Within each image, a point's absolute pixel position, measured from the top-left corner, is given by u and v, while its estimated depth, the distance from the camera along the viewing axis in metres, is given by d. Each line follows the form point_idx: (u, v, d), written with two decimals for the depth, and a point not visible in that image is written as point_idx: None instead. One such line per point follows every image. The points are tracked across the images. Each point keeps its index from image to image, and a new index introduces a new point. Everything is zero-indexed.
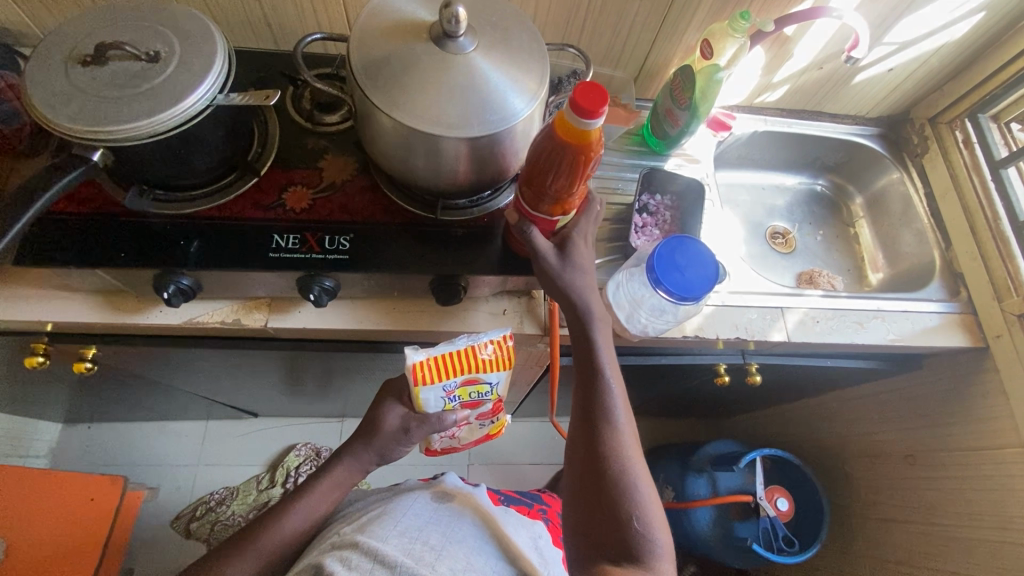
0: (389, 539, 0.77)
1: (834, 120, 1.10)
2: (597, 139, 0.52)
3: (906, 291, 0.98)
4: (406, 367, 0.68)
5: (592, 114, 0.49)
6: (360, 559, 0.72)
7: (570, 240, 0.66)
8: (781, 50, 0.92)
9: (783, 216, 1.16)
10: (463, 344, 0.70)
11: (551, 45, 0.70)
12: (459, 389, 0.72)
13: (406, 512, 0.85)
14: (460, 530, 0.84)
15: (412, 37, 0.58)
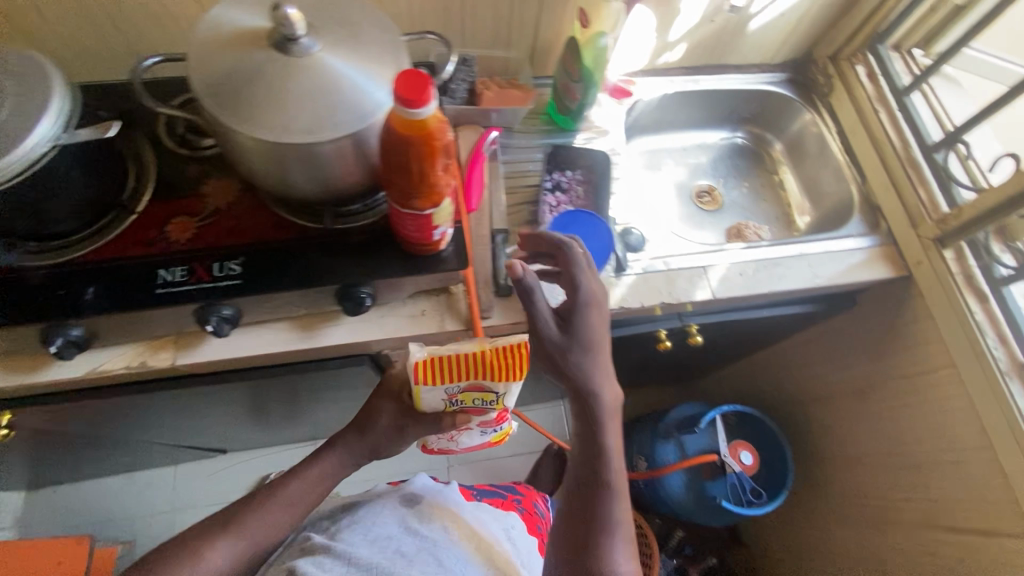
0: (362, 543, 0.76)
1: (740, 71, 1.09)
2: (437, 126, 0.49)
3: (829, 232, 0.98)
4: (409, 363, 0.63)
5: (417, 101, 0.46)
6: (332, 562, 0.72)
7: (576, 306, 0.69)
8: (667, 9, 0.91)
9: (707, 173, 1.16)
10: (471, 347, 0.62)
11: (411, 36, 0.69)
12: (464, 394, 0.65)
13: (378, 513, 0.82)
14: (435, 527, 0.81)
15: (252, 47, 0.56)
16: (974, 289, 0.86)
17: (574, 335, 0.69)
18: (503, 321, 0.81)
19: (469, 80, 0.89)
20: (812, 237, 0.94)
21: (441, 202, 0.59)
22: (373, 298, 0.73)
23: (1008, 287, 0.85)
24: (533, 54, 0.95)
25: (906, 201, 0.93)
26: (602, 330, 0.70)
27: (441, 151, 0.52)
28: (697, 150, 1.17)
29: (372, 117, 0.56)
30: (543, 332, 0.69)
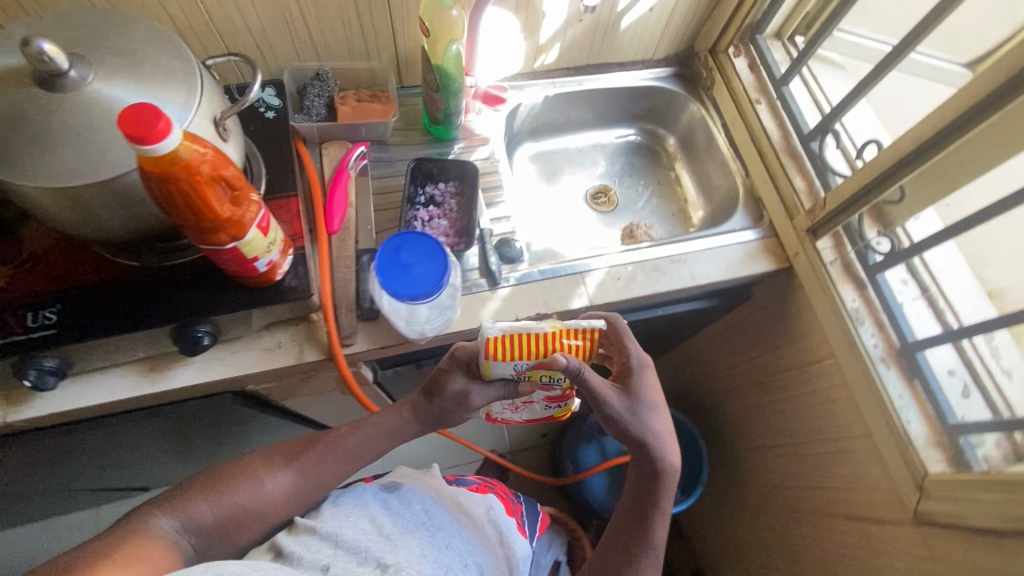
0: (343, 521, 0.64)
1: (623, 68, 1.08)
2: (179, 154, 0.47)
3: (716, 226, 0.97)
4: (479, 339, 0.60)
5: (138, 133, 0.44)
6: (317, 542, 0.60)
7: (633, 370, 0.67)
8: (528, 11, 0.89)
9: (603, 174, 1.15)
10: (537, 325, 0.60)
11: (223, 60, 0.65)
12: (530, 370, 0.63)
13: (354, 495, 0.71)
14: (418, 510, 0.72)
15: (15, 85, 0.51)
16: (850, 277, 0.86)
17: (640, 405, 0.67)
18: (369, 345, 0.78)
19: (325, 94, 0.86)
20: (694, 235, 0.93)
21: (244, 236, 0.56)
22: (214, 335, 0.69)
23: (882, 274, 0.84)
24: (397, 64, 0.92)
25: (782, 193, 0.93)
26: (660, 399, 0.69)
27: (205, 180, 0.49)
28: (592, 151, 1.16)
29: None
30: (608, 395, 0.65)
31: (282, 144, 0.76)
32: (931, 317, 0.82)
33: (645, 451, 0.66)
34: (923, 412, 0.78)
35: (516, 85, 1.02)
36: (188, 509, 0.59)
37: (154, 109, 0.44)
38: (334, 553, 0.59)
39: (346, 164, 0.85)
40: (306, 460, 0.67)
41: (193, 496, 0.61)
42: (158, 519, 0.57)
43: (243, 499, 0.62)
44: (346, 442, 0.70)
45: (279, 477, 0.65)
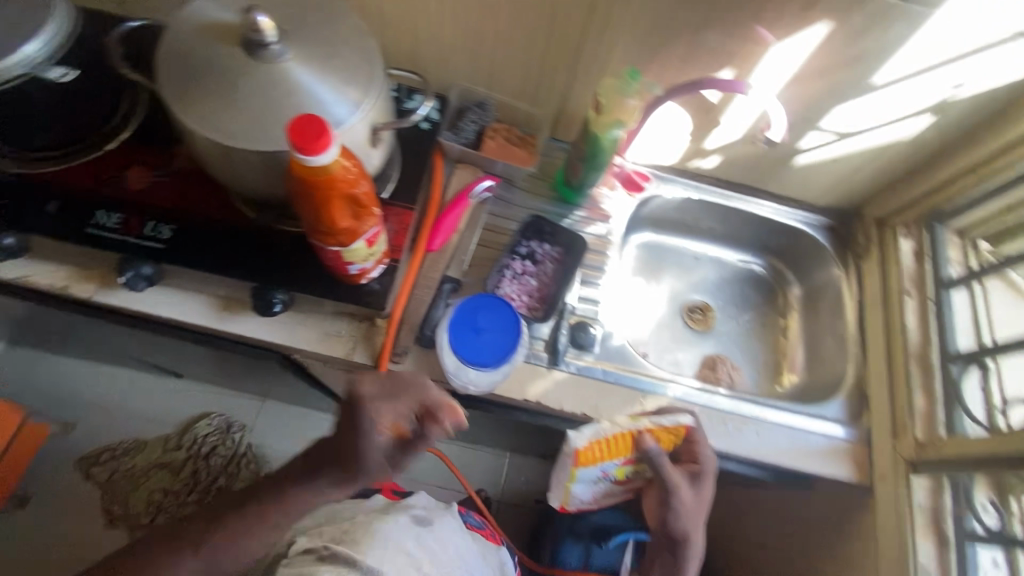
0: (384, 561, 0.73)
1: (776, 201, 1.00)
2: (324, 167, 0.50)
3: (805, 404, 0.88)
4: (569, 449, 0.68)
5: (301, 139, 0.48)
6: None
7: (700, 474, 0.71)
8: (705, 117, 0.85)
9: (709, 291, 1.08)
10: (619, 428, 0.70)
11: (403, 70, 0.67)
12: (617, 469, 0.74)
13: (394, 529, 0.80)
14: (451, 553, 0.83)
15: (222, 39, 0.55)
16: (935, 533, 0.75)
17: (698, 502, 0.71)
18: (414, 370, 0.78)
19: (480, 122, 0.87)
20: (777, 404, 0.85)
21: (351, 244, 0.57)
22: (286, 305, 0.72)
23: (973, 546, 0.73)
24: (557, 116, 0.91)
25: (893, 407, 0.83)
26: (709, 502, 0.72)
27: (336, 193, 0.52)
28: (709, 263, 1.09)
29: None
30: (673, 487, 0.70)
31: (420, 156, 0.78)
32: None
33: (687, 544, 0.71)
34: None
35: (661, 176, 0.97)
36: (169, 562, 0.60)
37: (320, 124, 0.48)
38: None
39: (469, 191, 0.85)
40: (259, 516, 0.63)
41: (174, 547, 0.61)
42: (142, 572, 0.60)
43: (221, 554, 0.62)
44: (296, 473, 0.65)
45: (244, 530, 0.63)
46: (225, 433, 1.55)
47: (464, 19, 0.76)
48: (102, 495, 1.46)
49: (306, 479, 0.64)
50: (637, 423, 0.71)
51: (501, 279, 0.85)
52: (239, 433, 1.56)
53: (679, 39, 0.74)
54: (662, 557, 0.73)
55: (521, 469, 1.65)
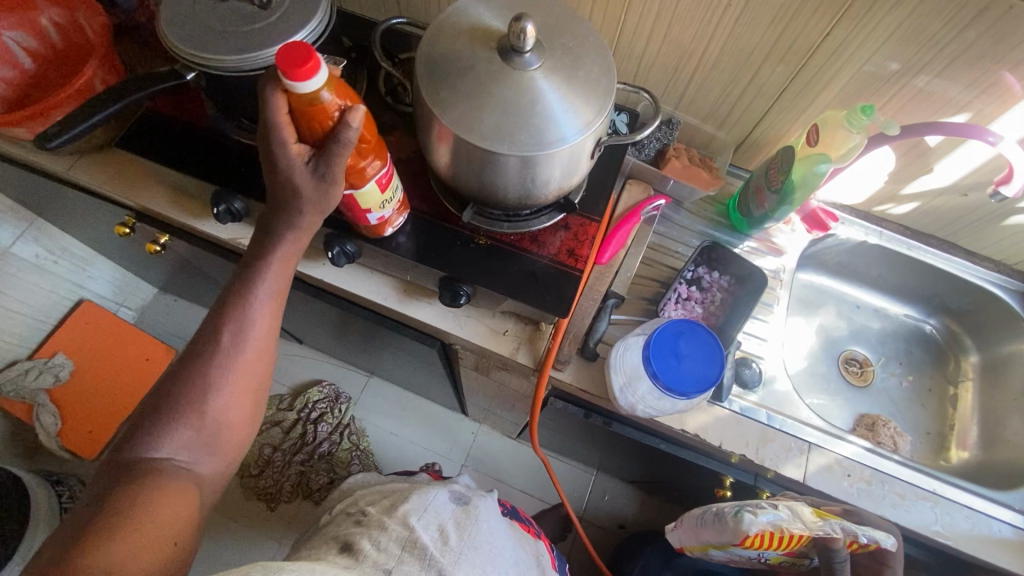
0: (424, 524, 0.78)
1: (969, 259, 0.92)
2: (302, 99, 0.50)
3: (981, 486, 0.80)
4: (740, 532, 0.68)
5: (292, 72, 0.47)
6: (391, 542, 0.74)
7: None
8: (915, 160, 0.79)
9: (868, 343, 1.01)
10: (805, 529, 0.67)
11: (625, 84, 0.67)
12: (773, 555, 0.73)
13: (428, 500, 0.84)
14: (488, 526, 0.83)
15: (480, 43, 0.58)
16: None
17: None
18: (573, 380, 0.78)
19: (663, 141, 0.86)
20: (954, 480, 0.78)
21: (362, 186, 0.59)
22: (468, 298, 0.74)
23: None
24: (741, 143, 0.89)
25: None
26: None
27: (328, 128, 0.53)
28: (870, 314, 1.03)
29: (556, 147, 0.57)
30: None
31: (609, 170, 0.78)
32: None
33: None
34: None
35: (839, 217, 0.93)
36: (157, 442, 0.55)
37: (306, 49, 0.47)
38: (399, 552, 0.73)
39: (642, 209, 0.83)
40: (213, 375, 0.58)
41: (146, 434, 0.55)
42: (138, 452, 0.54)
43: (210, 410, 0.57)
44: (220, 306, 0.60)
45: (210, 394, 0.57)
46: (333, 401, 1.63)
47: (676, 38, 0.76)
48: None
49: (228, 311, 0.59)
50: (825, 525, 0.67)
51: (666, 303, 0.83)
52: (346, 404, 1.64)
53: (910, 80, 0.70)
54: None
55: (606, 489, 1.62)
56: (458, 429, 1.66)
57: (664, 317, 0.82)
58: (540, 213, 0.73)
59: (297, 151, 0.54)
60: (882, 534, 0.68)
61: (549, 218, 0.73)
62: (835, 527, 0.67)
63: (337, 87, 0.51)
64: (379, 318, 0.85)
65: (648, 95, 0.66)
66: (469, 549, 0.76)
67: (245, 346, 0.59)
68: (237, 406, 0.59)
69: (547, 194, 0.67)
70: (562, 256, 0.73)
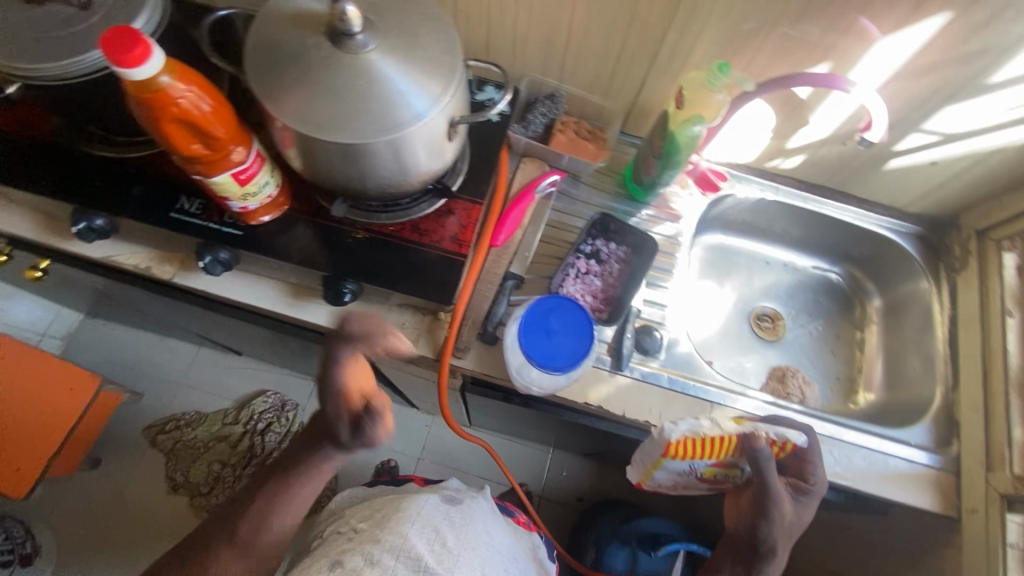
0: (418, 531, 0.80)
1: (861, 205, 0.94)
2: (136, 90, 0.47)
3: (885, 426, 0.84)
4: (661, 439, 0.68)
5: (122, 59, 0.45)
6: (384, 554, 0.75)
7: (807, 490, 0.69)
8: (792, 113, 0.79)
9: (778, 298, 1.03)
10: (723, 432, 0.69)
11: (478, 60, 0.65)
12: (705, 469, 0.72)
13: (422, 505, 0.85)
14: (480, 526, 0.85)
15: (309, 29, 0.55)
16: None
17: (795, 518, 0.68)
18: (474, 367, 0.77)
19: (550, 115, 0.84)
20: (855, 424, 0.80)
21: (213, 175, 0.56)
22: (355, 296, 0.72)
23: None
24: (629, 111, 0.88)
25: (989, 437, 0.76)
26: (803, 524, 0.69)
27: (171, 117, 0.49)
28: (779, 269, 1.04)
29: (403, 129, 0.55)
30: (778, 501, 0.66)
31: (491, 150, 0.77)
32: None
33: (770, 556, 0.67)
34: None
35: (735, 175, 0.93)
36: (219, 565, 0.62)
37: (132, 33, 0.45)
38: (394, 565, 0.74)
39: (536, 185, 0.82)
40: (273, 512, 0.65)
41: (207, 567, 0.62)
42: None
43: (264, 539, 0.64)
44: (295, 480, 0.65)
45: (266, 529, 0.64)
46: (280, 410, 1.60)
47: (542, 7, 0.74)
48: (165, 463, 1.52)
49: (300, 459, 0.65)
50: (743, 427, 0.70)
51: (565, 279, 0.83)
52: (293, 412, 1.60)
53: (772, 32, 0.70)
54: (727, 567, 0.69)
55: (564, 465, 1.64)
56: (411, 423, 1.65)
57: (563, 293, 0.82)
58: (420, 200, 0.72)
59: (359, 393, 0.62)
60: (794, 431, 0.71)
61: (428, 204, 0.71)
62: (751, 427, 0.70)
63: (179, 72, 0.48)
64: (276, 324, 0.83)
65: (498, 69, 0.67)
66: (466, 551, 0.79)
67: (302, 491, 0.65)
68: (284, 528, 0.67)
69: (413, 180, 0.64)
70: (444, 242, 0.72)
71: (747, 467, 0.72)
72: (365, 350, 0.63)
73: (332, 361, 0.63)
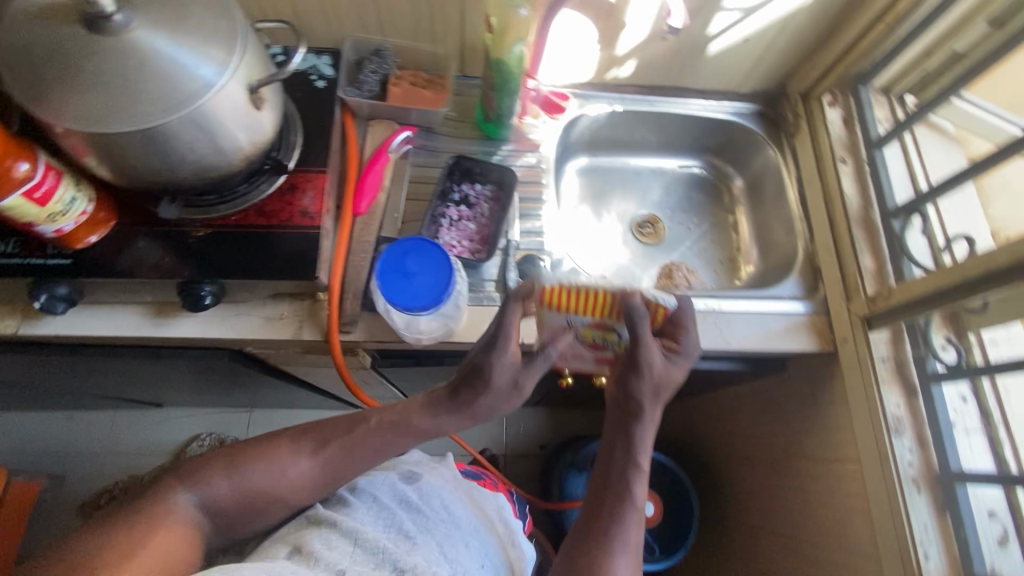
0: (367, 516, 0.68)
1: (701, 96, 1.00)
2: None
3: (763, 289, 0.90)
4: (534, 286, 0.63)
5: None
6: (339, 540, 0.62)
7: (677, 353, 0.65)
8: (609, 19, 0.83)
9: (655, 204, 1.09)
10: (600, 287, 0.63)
11: (269, 23, 0.63)
12: (584, 330, 0.67)
13: (375, 487, 0.73)
14: (438, 503, 0.74)
15: (61, 20, 0.51)
16: (900, 380, 0.77)
17: (659, 372, 0.62)
18: (368, 337, 0.75)
19: (380, 71, 0.84)
20: (734, 294, 0.86)
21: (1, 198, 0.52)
22: (217, 297, 0.69)
23: (937, 385, 0.76)
24: (462, 53, 0.90)
25: (844, 270, 0.84)
26: (673, 382, 0.63)
27: None
28: (650, 176, 1.10)
29: (198, 101, 0.53)
30: (642, 359, 0.61)
31: (325, 117, 0.75)
32: (985, 450, 0.73)
33: (641, 416, 0.62)
34: (947, 552, 0.70)
35: (582, 94, 0.97)
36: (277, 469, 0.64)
37: None
38: (352, 553, 0.61)
39: (388, 145, 0.82)
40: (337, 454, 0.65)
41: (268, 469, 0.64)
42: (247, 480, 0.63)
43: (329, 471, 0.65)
44: (417, 428, 0.65)
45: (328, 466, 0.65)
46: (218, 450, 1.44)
47: None
48: None
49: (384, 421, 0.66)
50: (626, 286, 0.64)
51: (439, 229, 0.83)
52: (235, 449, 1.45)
53: None
54: (608, 444, 0.64)
55: (521, 420, 1.62)
56: None
57: (439, 243, 0.82)
58: (259, 181, 0.70)
59: (513, 355, 0.62)
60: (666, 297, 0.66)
61: (269, 185, 0.70)
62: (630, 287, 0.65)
63: None
64: (153, 351, 0.78)
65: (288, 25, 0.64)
66: (426, 535, 0.67)
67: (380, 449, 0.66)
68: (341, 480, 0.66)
69: (234, 161, 0.61)
70: (296, 218, 0.70)
71: (625, 332, 0.65)
72: (502, 342, 0.61)
73: (485, 362, 0.61)
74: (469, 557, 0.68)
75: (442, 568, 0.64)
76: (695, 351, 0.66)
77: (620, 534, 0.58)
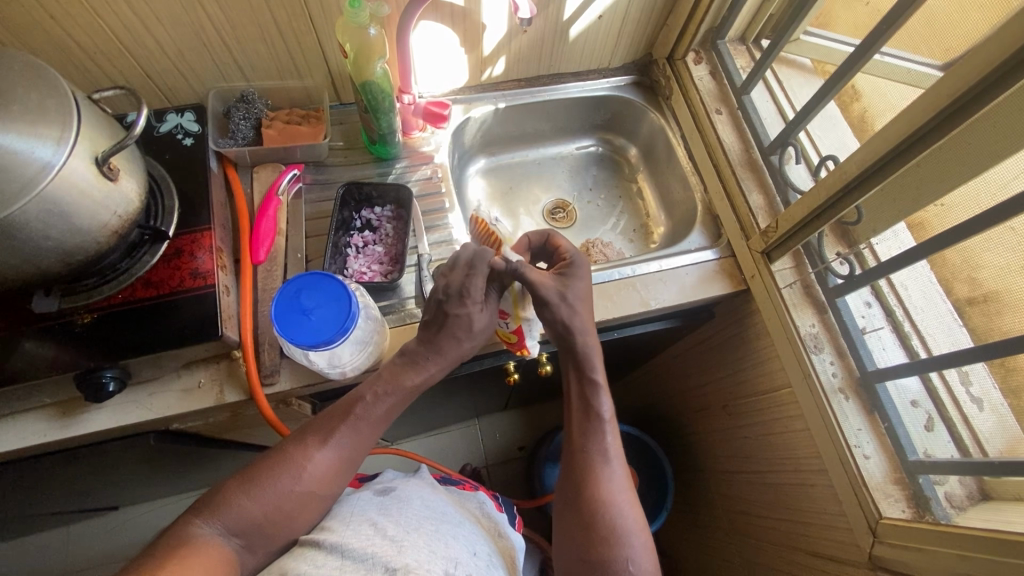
0: (351, 527, 0.61)
1: (577, 80, 1.04)
2: None
3: (673, 246, 0.94)
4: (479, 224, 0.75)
5: None
6: (326, 557, 0.57)
7: (567, 272, 0.71)
8: (467, 23, 0.85)
9: (563, 188, 1.12)
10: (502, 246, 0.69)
11: (105, 88, 0.61)
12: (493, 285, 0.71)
13: (350, 505, 0.68)
14: (420, 504, 0.69)
15: None
16: (810, 301, 0.82)
17: (569, 294, 0.69)
18: (294, 383, 0.73)
19: (252, 116, 0.84)
20: (646, 257, 0.89)
21: None
22: (121, 380, 0.67)
23: (841, 298, 0.80)
24: (332, 82, 0.89)
25: (739, 212, 0.89)
26: (586, 293, 0.71)
27: None
28: (552, 163, 1.13)
29: (33, 190, 0.50)
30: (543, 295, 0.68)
31: (202, 173, 0.74)
32: (896, 346, 0.76)
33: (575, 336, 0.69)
34: (883, 448, 0.74)
35: (464, 99, 0.99)
36: (293, 476, 0.61)
37: None
38: (340, 565, 0.55)
39: (277, 188, 0.81)
40: (338, 432, 0.64)
41: (287, 467, 0.62)
42: (262, 494, 0.60)
43: (339, 451, 0.64)
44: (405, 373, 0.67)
45: (333, 450, 0.63)
46: None
47: (172, 18, 0.71)
48: None
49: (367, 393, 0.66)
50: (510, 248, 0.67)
51: (347, 259, 0.82)
52: None
53: None
54: (569, 379, 0.72)
55: (494, 428, 1.61)
56: None
57: (349, 272, 0.80)
58: (141, 253, 0.67)
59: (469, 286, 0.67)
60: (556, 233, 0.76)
61: (150, 254, 0.67)
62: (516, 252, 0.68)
63: None
64: (72, 452, 0.74)
65: (119, 89, 0.62)
66: (412, 533, 0.61)
67: (376, 421, 0.66)
68: (350, 459, 0.65)
69: (98, 236, 0.59)
70: (189, 281, 0.68)
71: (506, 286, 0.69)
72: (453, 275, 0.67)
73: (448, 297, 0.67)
74: (460, 550, 0.62)
75: (436, 565, 0.57)
76: (587, 263, 0.73)
77: (600, 450, 0.67)
